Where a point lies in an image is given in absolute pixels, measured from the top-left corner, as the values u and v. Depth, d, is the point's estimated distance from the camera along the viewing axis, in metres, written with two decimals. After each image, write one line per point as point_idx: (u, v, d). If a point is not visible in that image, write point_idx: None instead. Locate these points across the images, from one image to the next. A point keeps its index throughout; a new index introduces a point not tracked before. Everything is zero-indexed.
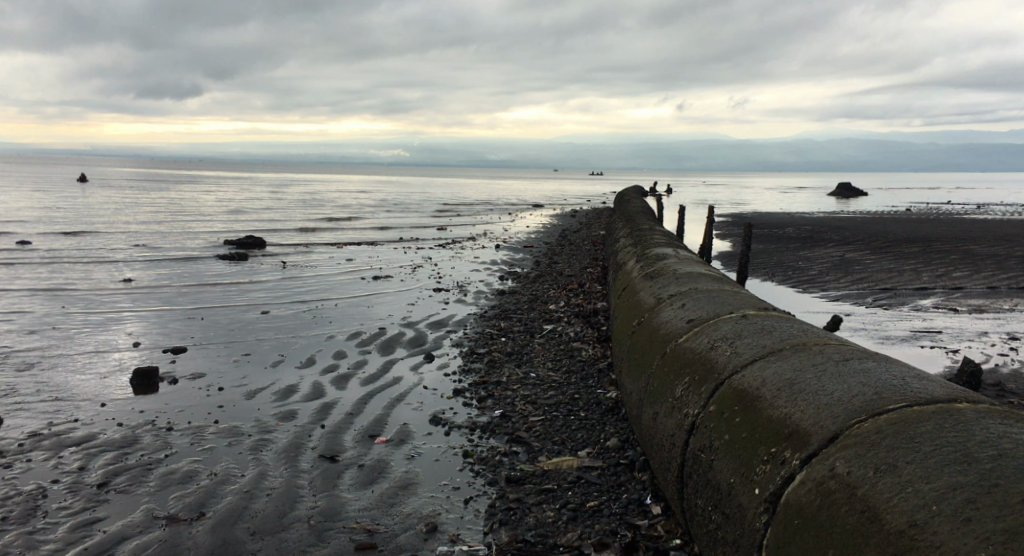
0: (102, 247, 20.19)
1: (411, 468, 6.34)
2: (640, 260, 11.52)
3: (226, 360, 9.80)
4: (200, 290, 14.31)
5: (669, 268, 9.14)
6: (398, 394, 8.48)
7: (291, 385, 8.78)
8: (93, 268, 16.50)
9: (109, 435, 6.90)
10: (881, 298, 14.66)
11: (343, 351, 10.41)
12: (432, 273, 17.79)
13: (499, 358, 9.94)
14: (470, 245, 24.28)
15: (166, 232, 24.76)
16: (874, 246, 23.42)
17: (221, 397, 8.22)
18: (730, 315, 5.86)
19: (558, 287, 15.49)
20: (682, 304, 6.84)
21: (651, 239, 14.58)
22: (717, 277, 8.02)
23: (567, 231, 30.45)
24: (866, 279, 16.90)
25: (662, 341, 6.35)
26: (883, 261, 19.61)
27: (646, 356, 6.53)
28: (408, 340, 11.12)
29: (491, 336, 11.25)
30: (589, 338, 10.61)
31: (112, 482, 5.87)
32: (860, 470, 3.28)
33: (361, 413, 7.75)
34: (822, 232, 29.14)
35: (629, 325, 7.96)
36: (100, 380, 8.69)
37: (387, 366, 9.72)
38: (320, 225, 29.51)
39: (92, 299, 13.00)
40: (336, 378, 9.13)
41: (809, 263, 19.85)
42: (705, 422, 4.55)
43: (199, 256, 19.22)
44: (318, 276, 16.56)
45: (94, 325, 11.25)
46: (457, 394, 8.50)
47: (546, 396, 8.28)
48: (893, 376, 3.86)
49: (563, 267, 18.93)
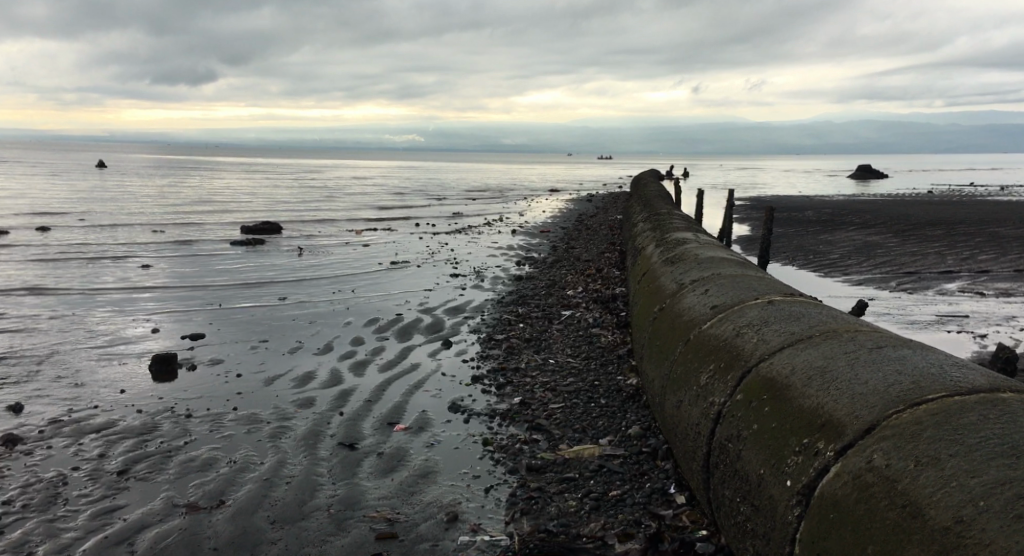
0: (121, 235, 20.28)
1: (430, 456, 6.29)
2: (659, 245, 11.37)
3: (244, 346, 9.79)
4: (219, 277, 14.34)
5: (690, 253, 9.00)
6: (416, 381, 8.43)
7: (310, 372, 8.75)
8: (112, 255, 16.55)
9: (128, 422, 6.90)
10: (905, 282, 14.44)
11: (360, 337, 10.37)
12: (449, 258, 17.71)
13: (518, 344, 9.86)
14: (487, 230, 24.21)
15: (185, 219, 24.86)
16: (896, 229, 23.10)
17: (240, 384, 8.21)
18: (755, 301, 5.75)
19: (575, 272, 15.37)
20: (705, 290, 6.72)
21: (670, 223, 14.41)
22: (740, 262, 7.89)
23: (584, 216, 30.26)
24: (889, 263, 16.66)
25: (685, 327, 6.24)
26: (906, 245, 19.31)
27: (668, 342, 6.42)
28: (425, 326, 11.08)
29: (509, 322, 11.17)
30: (608, 324, 10.51)
31: (132, 470, 5.86)
32: (900, 462, 3.16)
33: (379, 400, 7.71)
34: (843, 215, 28.79)
35: (649, 311, 7.85)
36: (121, 367, 8.70)
37: (405, 353, 9.67)
38: (337, 212, 29.51)
39: (112, 287, 13.06)
40: (353, 365, 9.09)
41: (831, 247, 19.59)
42: (732, 412, 4.44)
43: (216, 243, 19.26)
44: (335, 263, 16.53)
45: (115, 312, 11.29)
46: (476, 381, 8.44)
47: (566, 383, 8.19)
48: (931, 364, 3.73)
49: (581, 252, 18.82)
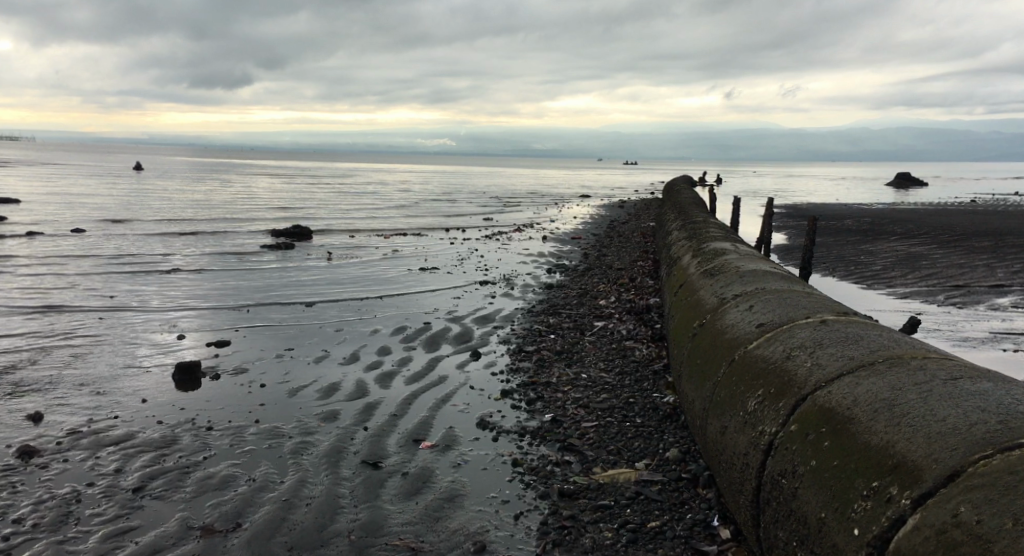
0: (154, 238, 20.39)
1: (457, 478, 5.99)
2: (696, 255, 10.95)
3: (269, 355, 9.59)
4: (248, 282, 14.25)
5: (730, 265, 8.59)
6: (443, 394, 8.14)
7: (335, 382, 8.51)
8: (144, 259, 16.59)
9: (148, 435, 6.70)
10: (952, 296, 13.85)
11: (387, 347, 10.11)
12: (479, 265, 17.47)
13: (549, 357, 9.53)
14: (518, 236, 23.95)
15: (217, 223, 24.98)
16: (941, 240, 22.38)
17: (263, 395, 8.00)
18: (806, 320, 5.35)
19: (608, 281, 15.02)
20: (750, 306, 6.33)
21: (707, 231, 13.97)
22: (785, 276, 7.48)
23: (616, 222, 29.92)
24: (935, 276, 16.06)
25: (728, 346, 5.85)
26: (952, 257, 18.61)
27: (710, 362, 6.04)
28: (454, 335, 10.79)
29: (540, 333, 10.84)
30: (644, 337, 10.12)
31: (148, 487, 5.65)
32: (993, 520, 2.82)
33: (405, 415, 7.43)
34: (884, 224, 28.04)
35: (688, 326, 7.46)
36: (145, 374, 8.55)
37: (432, 364, 9.39)
38: (368, 216, 29.48)
39: (142, 291, 13.02)
40: (380, 376, 8.83)
41: (873, 257, 18.99)
42: (785, 443, 4.07)
43: (247, 248, 19.24)
44: (364, 269, 16.38)
45: (142, 316, 11.20)
46: (506, 396, 8.13)
47: (600, 399, 7.84)
48: (1017, 400, 3.35)
49: (613, 260, 18.47)
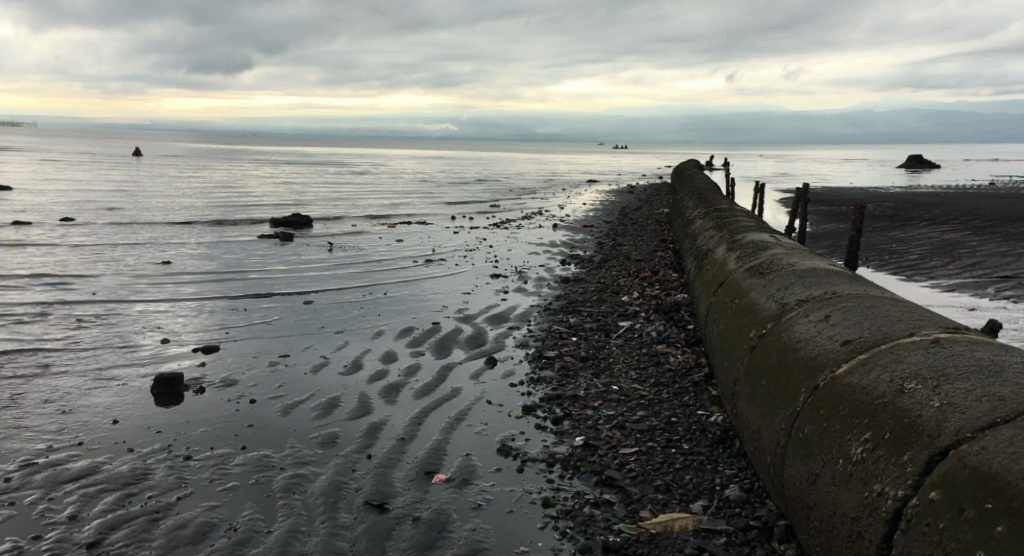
0: (143, 231, 19.29)
1: (478, 526, 5.09)
2: (732, 249, 9.91)
3: (261, 363, 8.59)
4: (243, 279, 13.30)
5: (781, 262, 7.54)
6: (457, 411, 7.16)
7: (335, 397, 7.52)
8: (130, 255, 15.53)
9: (115, 468, 5.72)
10: (1003, 289, 12.83)
11: (392, 353, 9.12)
12: (488, 256, 16.47)
13: (574, 364, 8.54)
14: (526, 225, 22.87)
15: (211, 213, 23.84)
16: (974, 225, 21.29)
17: (252, 413, 7.03)
18: (912, 339, 4.33)
19: (628, 274, 13.99)
20: (826, 316, 5.30)
21: (736, 220, 12.91)
22: (854, 277, 6.43)
23: (627, 209, 28.80)
24: (978, 266, 15.01)
25: (806, 368, 4.82)
26: (990, 245, 17.51)
27: (781, 384, 5.03)
28: (466, 338, 9.79)
29: (561, 334, 9.84)
30: (676, 341, 9.12)
31: (106, 542, 4.82)
32: None
33: (414, 439, 6.45)
34: (909, 208, 26.90)
35: (741, 335, 6.44)
36: (120, 387, 7.58)
37: (443, 372, 8.39)
38: (371, 205, 28.42)
39: (127, 291, 12.08)
40: (385, 388, 7.83)
41: (906, 245, 17.95)
42: (925, 517, 3.18)
43: (242, 240, 18.17)
44: (366, 263, 15.38)
45: (125, 320, 10.23)
46: (528, 413, 7.14)
47: (637, 418, 6.86)
48: None
49: (630, 250, 17.46)
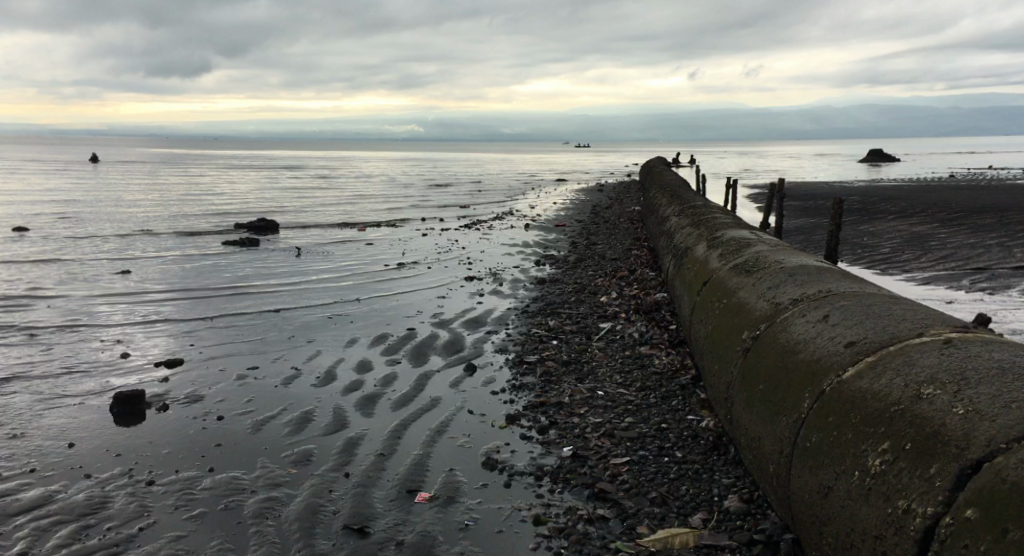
0: (101, 241, 18.58)
1: (467, 549, 4.83)
2: (713, 246, 9.69)
3: (229, 377, 8.17)
4: (207, 288, 12.79)
5: (767, 259, 7.32)
6: (437, 423, 6.83)
7: (308, 411, 7.13)
8: (87, 266, 14.88)
9: (69, 496, 5.29)
10: (978, 281, 12.83)
11: (367, 362, 8.75)
12: (461, 258, 16.11)
13: (556, 369, 8.25)
14: (498, 225, 22.53)
15: (172, 222, 23.10)
16: (942, 218, 21.46)
17: (219, 430, 6.62)
18: (922, 339, 4.12)
19: (604, 274, 13.74)
20: (824, 315, 5.08)
21: (712, 216, 12.72)
22: (846, 274, 6.22)
23: (598, 208, 28.62)
24: (951, 258, 15.04)
25: (809, 371, 4.59)
26: (960, 237, 17.60)
27: (781, 389, 4.80)
28: (443, 345, 9.45)
29: (540, 338, 9.56)
30: (660, 342, 8.89)
31: None
32: None
33: (394, 455, 6.11)
34: (876, 202, 27.11)
35: (733, 337, 6.21)
36: (76, 406, 7.12)
37: (421, 381, 8.05)
38: (338, 209, 27.86)
39: (84, 304, 11.50)
40: (360, 400, 7.46)
41: (878, 239, 17.98)
42: (961, 538, 3.08)
43: (206, 248, 17.57)
44: (335, 268, 14.93)
45: (82, 334, 9.71)
46: (512, 423, 6.83)
47: (625, 425, 6.60)
48: None
49: (604, 249, 17.23)
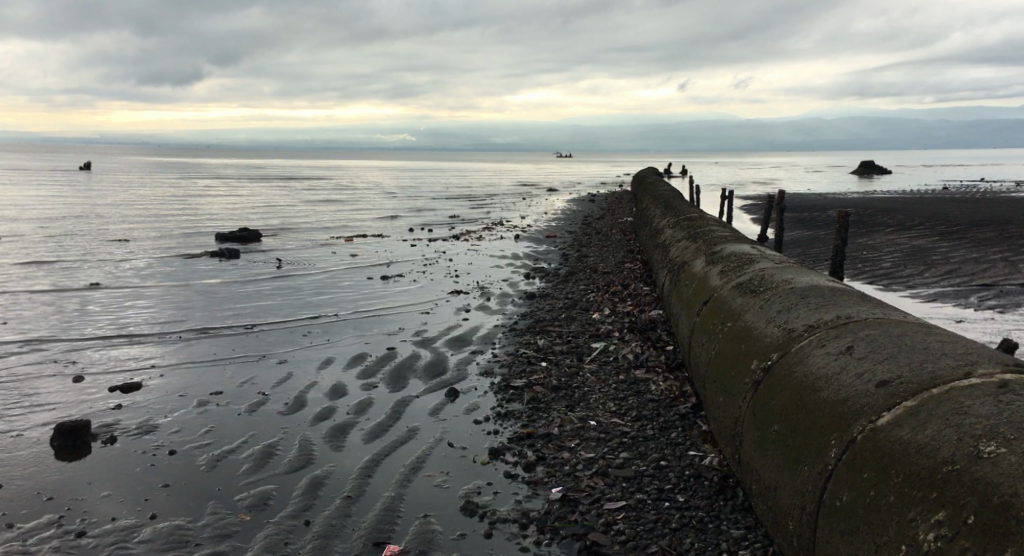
0: (73, 254, 17.85)
1: None
2: (712, 262, 9.07)
3: (189, 402, 7.48)
4: (177, 303, 12.14)
5: (774, 278, 6.70)
6: (414, 458, 6.19)
7: (271, 443, 6.46)
8: (54, 282, 14.20)
9: None
10: (987, 298, 12.27)
11: (341, 386, 8.07)
12: (447, 271, 15.47)
13: (545, 395, 7.61)
14: (487, 236, 21.88)
15: (149, 232, 22.31)
16: (942, 231, 20.92)
17: (169, 467, 5.97)
18: (971, 381, 3.52)
19: (597, 289, 13.11)
20: (848, 345, 4.47)
21: (710, 230, 12.11)
22: (864, 298, 5.62)
23: (590, 218, 27.99)
24: (956, 274, 14.49)
25: (833, 413, 3.98)
26: (962, 251, 17.08)
27: (799, 433, 4.19)
28: (424, 366, 8.80)
29: (529, 359, 8.92)
30: (656, 366, 8.27)
31: None
32: None
33: (363, 497, 5.49)
34: (873, 214, 26.60)
35: (740, 365, 5.58)
36: (13, 438, 6.48)
37: (398, 409, 7.39)
38: (324, 219, 27.15)
39: (43, 323, 10.84)
40: (331, 430, 6.80)
41: (878, 253, 17.43)
42: None
43: (181, 260, 16.88)
44: (315, 281, 14.28)
45: (33, 357, 9.03)
46: (496, 458, 6.19)
47: (621, 461, 5.98)
48: None
49: (596, 262, 16.63)
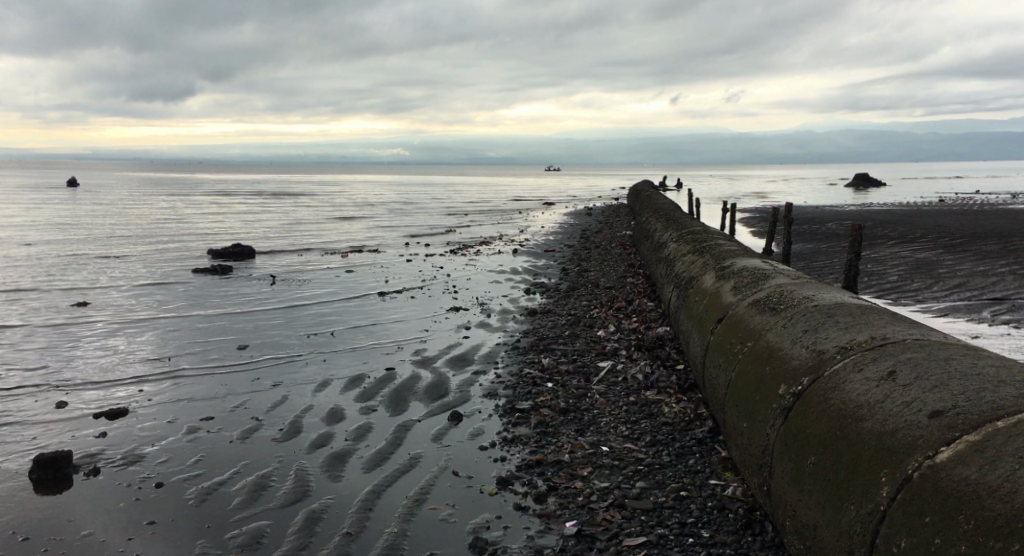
0: (62, 276, 17.45)
1: None
2: (723, 277, 8.73)
3: (178, 429, 7.10)
4: (168, 325, 11.77)
5: (795, 295, 6.35)
6: (417, 488, 5.82)
7: (264, 473, 6.08)
8: (43, 304, 13.82)
9: None
10: (1000, 312, 11.97)
11: (338, 410, 7.69)
12: (446, 287, 15.12)
13: (553, 418, 7.24)
14: (485, 251, 21.54)
15: (140, 251, 21.89)
16: (947, 243, 20.66)
17: (155, 500, 5.60)
18: None
19: (600, 305, 12.76)
20: (888, 367, 4.13)
21: (716, 244, 11.77)
22: (896, 317, 5.28)
23: (589, 232, 27.64)
24: (965, 287, 14.19)
25: (880, 446, 3.66)
26: (969, 264, 16.82)
27: (840, 466, 3.87)
28: (424, 388, 8.42)
29: (534, 380, 8.55)
30: (667, 387, 7.92)
31: None
32: None
33: (365, 534, 5.14)
34: (875, 226, 26.35)
35: (766, 388, 5.23)
36: None
37: (398, 434, 7.01)
38: (319, 235, 26.76)
39: (29, 348, 10.46)
40: (328, 459, 6.42)
41: (884, 266, 17.14)
42: None
43: (173, 279, 16.50)
44: (310, 299, 13.92)
45: (14, 385, 8.63)
46: (504, 488, 5.82)
47: (638, 490, 5.61)
48: None
49: (597, 276, 16.28)
